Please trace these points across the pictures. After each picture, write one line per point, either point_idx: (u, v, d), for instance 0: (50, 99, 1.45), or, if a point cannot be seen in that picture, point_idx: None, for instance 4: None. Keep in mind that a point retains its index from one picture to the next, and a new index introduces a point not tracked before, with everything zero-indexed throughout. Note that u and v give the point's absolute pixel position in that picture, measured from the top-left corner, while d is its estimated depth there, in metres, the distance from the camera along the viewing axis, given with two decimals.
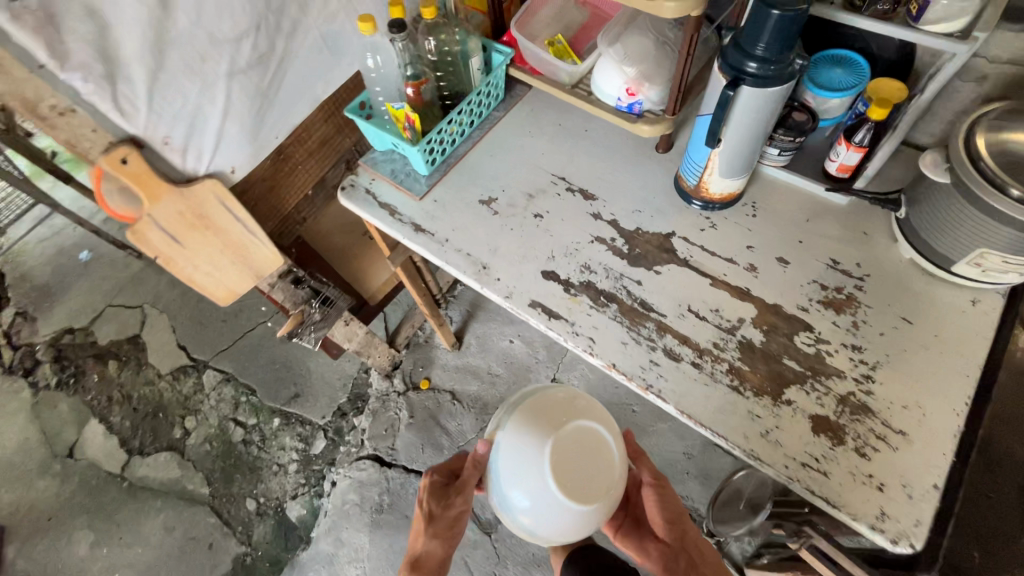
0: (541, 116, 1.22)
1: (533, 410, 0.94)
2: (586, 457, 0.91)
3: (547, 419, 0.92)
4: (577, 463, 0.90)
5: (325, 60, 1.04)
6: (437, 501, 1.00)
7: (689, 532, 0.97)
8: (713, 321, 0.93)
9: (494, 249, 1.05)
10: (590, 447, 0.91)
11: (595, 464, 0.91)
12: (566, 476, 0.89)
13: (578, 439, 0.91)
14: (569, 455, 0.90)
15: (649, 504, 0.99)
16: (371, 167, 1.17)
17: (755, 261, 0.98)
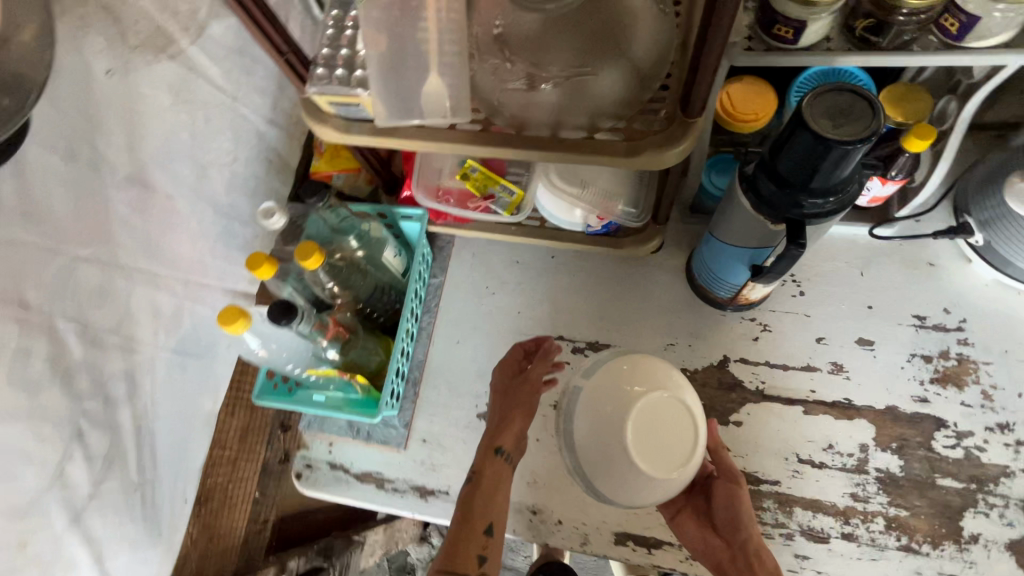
0: (491, 262, 0.94)
1: (609, 375, 0.72)
2: (664, 445, 0.69)
3: (621, 381, 0.71)
4: (653, 440, 0.68)
5: (198, 371, 0.71)
6: (482, 456, 0.73)
7: (753, 550, 0.66)
8: (834, 463, 0.74)
9: (533, 482, 0.80)
10: (671, 431, 0.69)
11: (671, 457, 0.68)
12: (647, 420, 0.69)
13: (665, 415, 0.69)
14: (638, 427, 0.68)
15: (725, 504, 0.69)
16: (322, 433, 0.87)
17: (835, 356, 0.79)
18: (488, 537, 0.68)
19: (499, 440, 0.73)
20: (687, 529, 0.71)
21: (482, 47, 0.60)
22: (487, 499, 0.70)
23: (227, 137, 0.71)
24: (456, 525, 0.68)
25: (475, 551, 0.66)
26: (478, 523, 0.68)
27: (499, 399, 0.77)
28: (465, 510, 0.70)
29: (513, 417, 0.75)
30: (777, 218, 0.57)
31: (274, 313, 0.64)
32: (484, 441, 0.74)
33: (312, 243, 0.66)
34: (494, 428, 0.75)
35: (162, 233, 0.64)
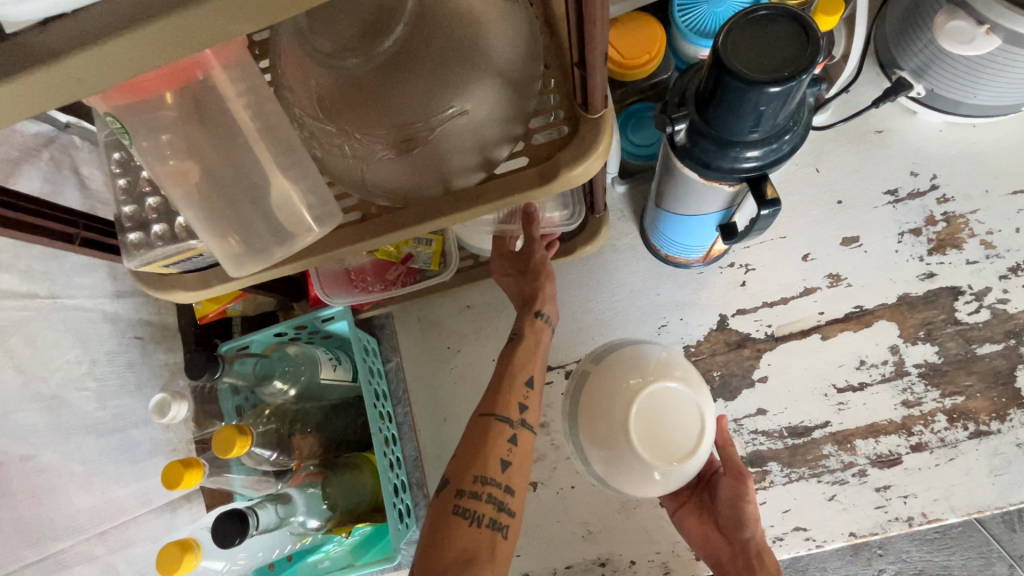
0: (441, 320, 0.83)
1: (623, 360, 0.64)
2: (670, 436, 0.60)
3: (615, 381, 0.63)
4: (661, 432, 0.60)
5: None
6: (505, 397, 0.62)
7: (755, 551, 0.61)
8: (873, 377, 0.69)
9: (588, 534, 0.72)
10: (676, 427, 0.60)
11: (680, 446, 0.60)
12: (656, 411, 0.60)
13: (673, 408, 0.61)
14: (642, 426, 0.60)
15: (731, 494, 0.64)
16: None
17: (828, 267, 0.73)
18: (501, 472, 0.58)
19: (520, 392, 0.62)
20: (687, 527, 0.66)
21: (315, 126, 0.45)
22: (485, 437, 0.59)
23: (68, 344, 0.56)
24: (454, 479, 0.57)
25: (493, 490, 0.57)
26: (494, 463, 0.58)
27: (518, 351, 0.65)
28: (464, 463, 0.58)
29: (528, 365, 0.65)
30: (735, 180, 0.48)
31: (216, 538, 0.50)
32: (487, 399, 0.62)
33: (226, 425, 0.53)
34: (508, 391, 0.62)
35: (40, 505, 0.49)
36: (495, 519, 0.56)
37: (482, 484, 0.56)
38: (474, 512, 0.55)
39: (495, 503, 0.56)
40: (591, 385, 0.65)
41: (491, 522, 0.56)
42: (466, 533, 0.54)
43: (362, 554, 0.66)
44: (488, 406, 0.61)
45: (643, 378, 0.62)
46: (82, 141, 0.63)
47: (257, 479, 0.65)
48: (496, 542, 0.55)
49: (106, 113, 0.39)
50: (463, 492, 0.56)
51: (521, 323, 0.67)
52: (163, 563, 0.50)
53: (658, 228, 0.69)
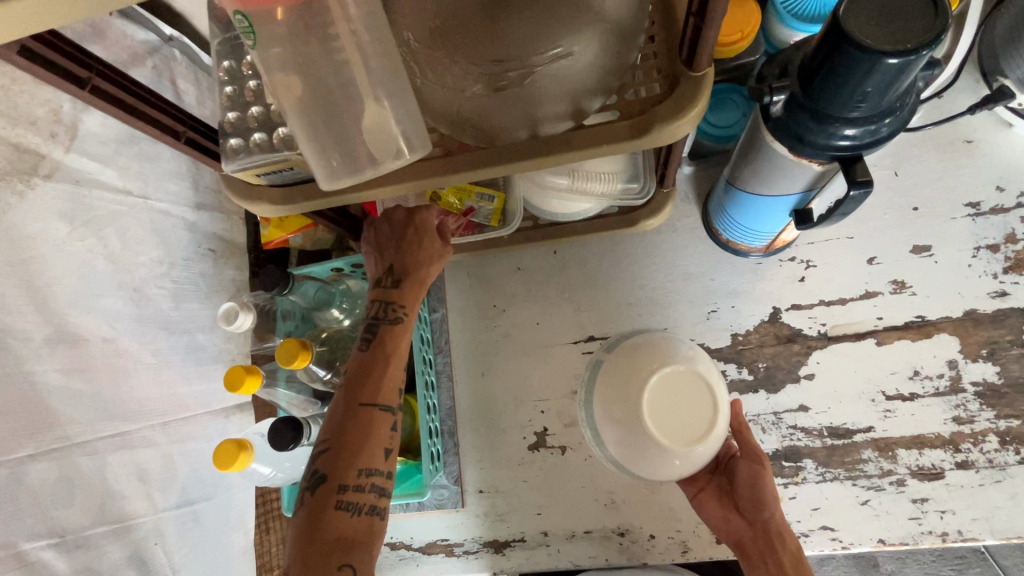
0: (491, 279, 0.84)
1: (634, 349, 0.63)
2: (684, 421, 0.60)
3: (635, 365, 0.62)
4: (676, 418, 0.60)
5: (214, 513, 0.61)
6: (386, 382, 0.55)
7: (775, 530, 0.61)
8: (926, 389, 0.67)
9: (611, 503, 0.73)
10: (688, 413, 0.60)
11: (693, 431, 0.59)
12: (669, 401, 0.60)
13: (687, 391, 0.60)
14: (657, 412, 0.60)
15: (746, 478, 0.64)
16: None
17: (893, 272, 0.71)
18: (387, 461, 0.53)
19: (400, 377, 0.56)
20: (705, 509, 0.65)
21: (424, 54, 0.46)
22: (367, 430, 0.52)
23: (151, 243, 0.59)
24: (334, 473, 0.50)
25: (377, 480, 0.51)
26: (378, 451, 0.52)
27: (403, 338, 0.57)
28: (343, 447, 0.51)
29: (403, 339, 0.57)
30: (825, 157, 0.47)
31: (273, 439, 0.52)
32: (365, 388, 0.53)
33: (291, 338, 0.55)
34: (382, 370, 0.55)
35: (116, 385, 0.53)
36: (376, 506, 0.51)
37: (367, 475, 0.51)
38: (356, 502, 0.50)
39: (378, 491, 0.51)
40: (607, 372, 0.65)
41: (372, 509, 0.50)
42: (350, 522, 0.49)
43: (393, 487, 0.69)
44: (369, 395, 0.53)
45: (662, 364, 0.61)
46: (182, 56, 0.66)
47: (303, 400, 0.67)
48: (379, 524, 0.51)
49: (236, 12, 0.40)
50: (346, 485, 0.50)
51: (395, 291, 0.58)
52: (219, 458, 0.53)
53: (726, 209, 0.69)
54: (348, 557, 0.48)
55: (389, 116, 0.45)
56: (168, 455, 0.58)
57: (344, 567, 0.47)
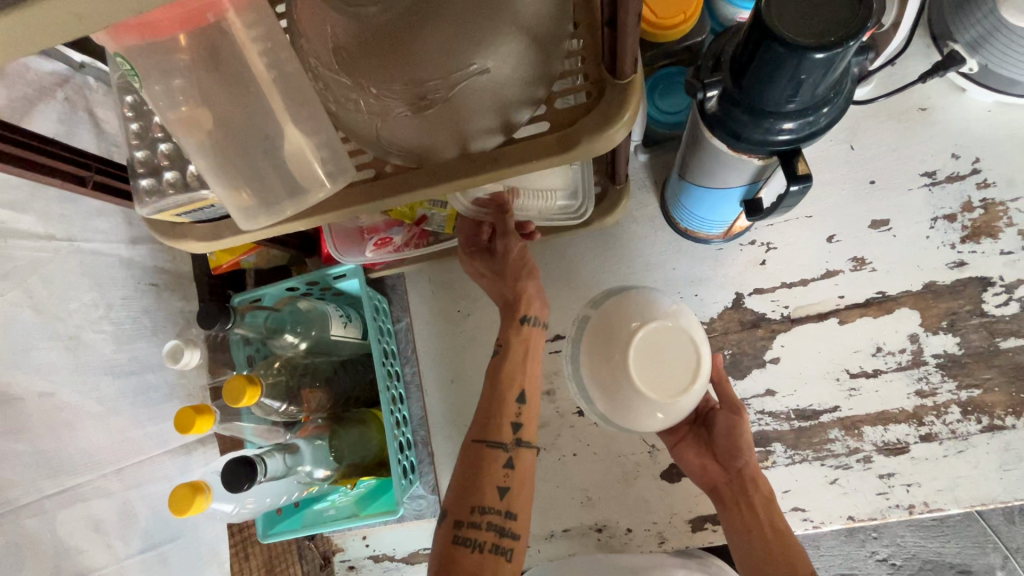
0: (454, 284, 0.82)
1: (617, 311, 0.62)
2: (666, 372, 0.59)
3: (617, 325, 0.61)
4: (660, 367, 0.59)
5: (183, 553, 0.61)
6: (498, 422, 0.62)
7: (748, 475, 0.63)
8: (890, 365, 0.67)
9: (587, 501, 0.73)
10: (669, 363, 0.59)
11: (674, 383, 0.59)
12: (647, 349, 0.59)
13: (670, 344, 0.59)
14: (642, 367, 0.59)
15: (722, 433, 0.64)
16: (350, 532, 0.79)
17: (853, 249, 0.71)
18: (500, 499, 0.59)
19: (513, 410, 0.63)
20: (686, 457, 0.65)
21: (333, 79, 0.43)
22: (479, 467, 0.60)
23: (84, 287, 0.57)
24: (453, 510, 0.59)
25: (493, 518, 0.58)
26: (492, 491, 0.59)
27: (507, 361, 0.65)
28: (464, 489, 0.60)
29: (524, 378, 0.64)
30: (765, 153, 0.46)
31: (227, 478, 0.51)
32: (481, 427, 0.62)
33: (239, 373, 0.54)
34: (500, 409, 0.63)
35: (59, 440, 0.51)
36: (499, 544, 0.57)
37: (481, 513, 0.58)
38: (475, 540, 0.57)
39: (496, 530, 0.58)
40: (592, 326, 0.63)
41: (495, 548, 0.57)
42: (471, 559, 0.56)
43: (368, 505, 0.68)
44: (480, 433, 0.62)
45: (643, 322, 0.60)
46: (98, 83, 0.62)
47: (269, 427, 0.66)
48: (500, 565, 0.57)
49: (114, 54, 0.38)
50: (463, 522, 0.58)
51: (505, 334, 0.66)
52: (175, 502, 0.52)
53: (681, 201, 0.68)
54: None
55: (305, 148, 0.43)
56: (126, 501, 0.56)
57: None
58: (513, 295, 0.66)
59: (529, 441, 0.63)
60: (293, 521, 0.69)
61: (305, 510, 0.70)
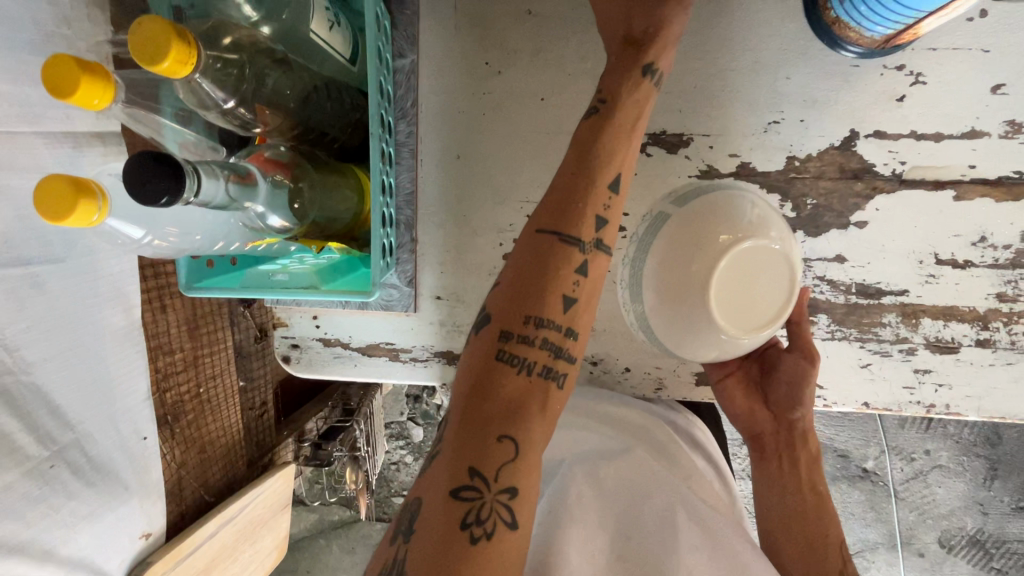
0: (489, 21, 0.59)
1: (698, 215, 0.47)
2: (752, 300, 0.47)
3: (701, 227, 0.46)
4: (745, 294, 0.46)
5: (67, 279, 0.47)
6: (578, 211, 0.46)
7: (801, 430, 0.58)
8: (985, 259, 0.57)
9: (590, 331, 0.63)
10: (760, 291, 0.47)
11: (758, 315, 0.47)
12: (740, 271, 0.45)
13: (766, 269, 0.46)
14: (723, 287, 0.45)
15: (784, 388, 0.57)
16: (299, 307, 0.65)
17: (1014, 110, 0.55)
18: (563, 313, 0.45)
19: (600, 202, 0.46)
20: (733, 396, 0.59)
21: None
22: (544, 268, 0.45)
23: None
24: (499, 317, 0.44)
25: (548, 335, 0.44)
26: (554, 302, 0.45)
27: (608, 124, 0.47)
28: (516, 293, 0.45)
29: (624, 156, 0.48)
30: None
31: (131, 183, 0.32)
32: (552, 212, 0.46)
33: (150, 15, 0.32)
34: (587, 199, 0.46)
35: None
36: (549, 369, 0.44)
37: (536, 327, 0.44)
38: (523, 359, 0.43)
39: (551, 349, 0.44)
40: (666, 234, 0.48)
41: (544, 373, 0.44)
42: (516, 381, 0.43)
43: (330, 280, 0.54)
44: (549, 222, 0.45)
45: (734, 235, 0.45)
46: None
47: (199, 144, 0.47)
48: (550, 392, 0.44)
49: None
50: (510, 336, 0.44)
51: (614, 84, 0.48)
52: (45, 203, 0.33)
53: None
54: (507, 426, 0.41)
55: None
56: None
57: (505, 438, 0.41)
58: (645, 17, 0.47)
59: (605, 244, 0.47)
60: (228, 278, 0.53)
61: (246, 271, 0.54)
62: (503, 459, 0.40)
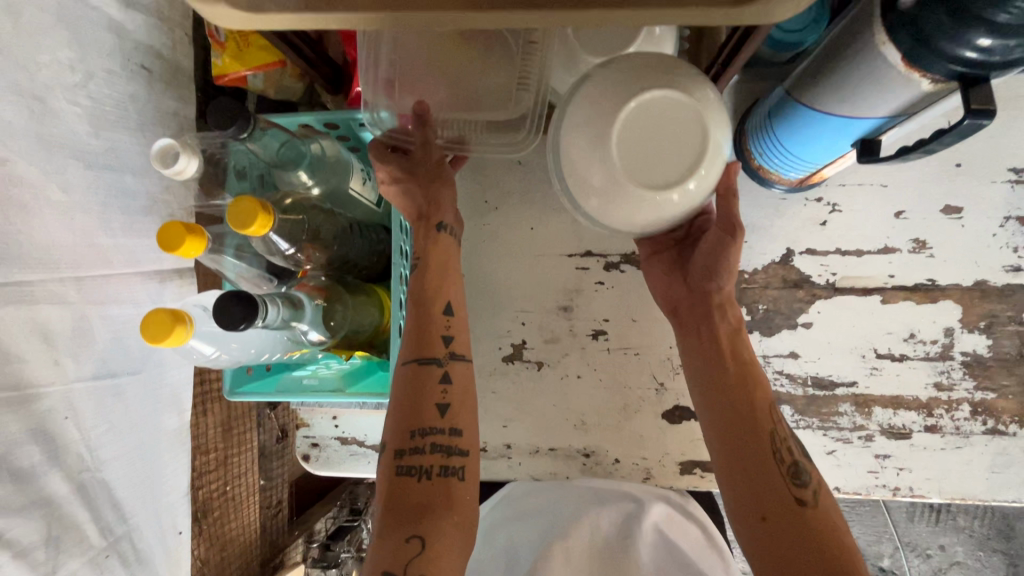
0: (487, 169, 0.73)
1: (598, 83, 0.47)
2: (654, 151, 0.47)
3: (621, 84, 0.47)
4: (650, 141, 0.47)
5: (143, 390, 0.53)
6: (426, 335, 0.57)
7: (717, 301, 0.62)
8: (918, 353, 0.66)
9: (581, 425, 0.70)
10: (663, 135, 0.47)
11: (663, 167, 0.47)
12: (642, 126, 0.47)
13: (669, 121, 0.47)
14: (630, 147, 0.47)
15: (694, 264, 0.61)
16: (321, 409, 0.73)
17: (917, 229, 0.67)
18: (441, 418, 0.54)
19: (440, 321, 0.58)
20: (680, 289, 0.64)
21: None
22: (417, 388, 0.55)
23: (58, 39, 0.44)
24: (392, 439, 0.54)
25: (437, 439, 0.53)
26: (431, 410, 0.54)
27: (430, 270, 0.60)
28: (400, 414, 0.55)
29: (447, 284, 0.60)
30: (945, 72, 0.39)
31: (219, 317, 0.43)
32: (413, 345, 0.57)
33: (247, 196, 0.44)
34: (430, 326, 0.58)
35: (6, 221, 0.40)
36: (445, 468, 0.53)
37: (422, 436, 0.53)
38: (420, 466, 0.53)
39: (442, 450, 0.53)
40: (585, 96, 0.47)
41: (442, 471, 0.53)
42: (418, 488, 0.52)
43: (353, 383, 0.63)
44: (409, 351, 0.57)
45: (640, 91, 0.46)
46: None
47: (256, 276, 0.58)
48: (452, 486, 0.53)
49: None
50: (404, 451, 0.53)
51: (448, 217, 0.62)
52: (150, 329, 0.43)
53: (768, 124, 0.61)
54: (416, 526, 0.50)
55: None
56: (84, 316, 0.47)
57: (413, 539, 0.49)
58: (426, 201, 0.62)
59: (461, 353, 0.58)
60: (265, 384, 0.62)
61: (279, 376, 0.63)
62: (412, 555, 0.48)
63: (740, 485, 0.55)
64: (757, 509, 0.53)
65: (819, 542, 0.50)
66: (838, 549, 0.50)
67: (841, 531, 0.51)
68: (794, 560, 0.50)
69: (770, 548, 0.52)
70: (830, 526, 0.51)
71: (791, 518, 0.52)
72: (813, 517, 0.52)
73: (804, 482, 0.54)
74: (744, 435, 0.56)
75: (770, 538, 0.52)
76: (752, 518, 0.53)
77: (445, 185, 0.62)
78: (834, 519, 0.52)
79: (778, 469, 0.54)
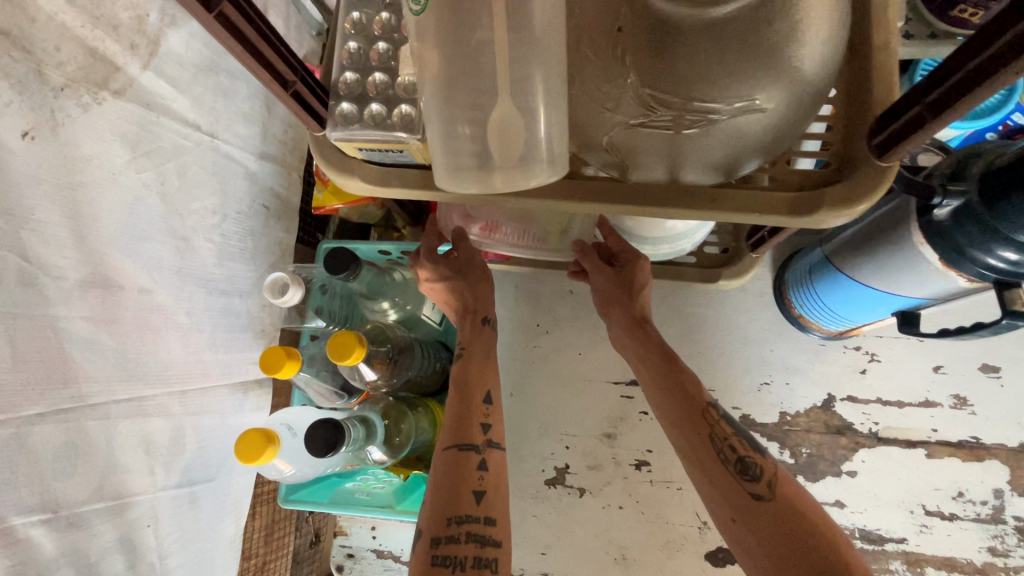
0: (540, 296, 0.79)
1: None
2: None
3: None
4: None
5: (213, 497, 0.55)
6: (467, 419, 0.57)
7: (643, 322, 0.64)
8: (968, 513, 0.66)
9: (622, 559, 0.69)
10: None
11: None
12: None
13: None
14: None
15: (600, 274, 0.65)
16: (361, 518, 0.74)
17: (956, 385, 0.69)
18: (477, 505, 0.51)
19: (481, 410, 0.58)
20: (614, 319, 0.66)
21: (594, 63, 0.40)
22: (455, 475, 0.53)
23: (209, 189, 0.53)
24: (429, 526, 0.50)
25: (472, 527, 0.50)
26: (467, 496, 0.52)
27: (473, 360, 0.62)
28: (438, 500, 0.52)
29: (491, 379, 0.62)
30: (977, 274, 0.45)
31: (310, 442, 0.47)
32: (452, 431, 0.56)
33: (348, 330, 0.50)
34: (470, 413, 0.58)
35: (141, 344, 0.46)
36: (480, 557, 0.48)
37: (459, 523, 0.50)
38: (453, 557, 0.48)
39: (476, 541, 0.49)
40: None
41: (476, 562, 0.48)
42: None
43: (403, 498, 0.64)
44: (450, 436, 0.56)
45: None
46: None
47: (328, 390, 0.62)
48: None
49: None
50: (440, 539, 0.49)
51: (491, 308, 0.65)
52: (243, 449, 0.47)
53: (809, 280, 0.66)
54: None
55: (518, 118, 0.39)
56: (180, 427, 0.51)
57: None
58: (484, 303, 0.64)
59: (497, 441, 0.58)
60: (317, 495, 0.64)
61: (330, 486, 0.65)
62: None
63: (711, 492, 0.52)
64: (728, 510, 0.51)
65: (800, 540, 0.46)
66: (825, 539, 0.46)
67: (811, 519, 0.47)
68: (779, 555, 0.46)
69: (749, 551, 0.48)
70: (798, 517, 0.48)
71: (757, 519, 0.49)
72: (782, 508, 0.48)
73: (756, 476, 0.51)
74: (694, 425, 0.56)
75: (749, 541, 0.48)
76: (727, 522, 0.51)
77: (489, 281, 0.65)
78: (800, 504, 0.49)
79: (721, 446, 0.54)
